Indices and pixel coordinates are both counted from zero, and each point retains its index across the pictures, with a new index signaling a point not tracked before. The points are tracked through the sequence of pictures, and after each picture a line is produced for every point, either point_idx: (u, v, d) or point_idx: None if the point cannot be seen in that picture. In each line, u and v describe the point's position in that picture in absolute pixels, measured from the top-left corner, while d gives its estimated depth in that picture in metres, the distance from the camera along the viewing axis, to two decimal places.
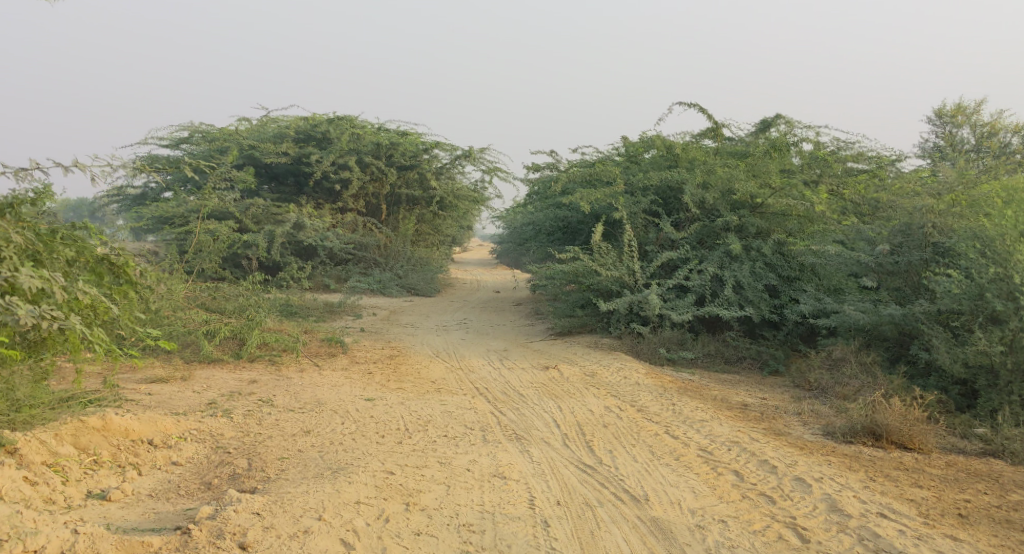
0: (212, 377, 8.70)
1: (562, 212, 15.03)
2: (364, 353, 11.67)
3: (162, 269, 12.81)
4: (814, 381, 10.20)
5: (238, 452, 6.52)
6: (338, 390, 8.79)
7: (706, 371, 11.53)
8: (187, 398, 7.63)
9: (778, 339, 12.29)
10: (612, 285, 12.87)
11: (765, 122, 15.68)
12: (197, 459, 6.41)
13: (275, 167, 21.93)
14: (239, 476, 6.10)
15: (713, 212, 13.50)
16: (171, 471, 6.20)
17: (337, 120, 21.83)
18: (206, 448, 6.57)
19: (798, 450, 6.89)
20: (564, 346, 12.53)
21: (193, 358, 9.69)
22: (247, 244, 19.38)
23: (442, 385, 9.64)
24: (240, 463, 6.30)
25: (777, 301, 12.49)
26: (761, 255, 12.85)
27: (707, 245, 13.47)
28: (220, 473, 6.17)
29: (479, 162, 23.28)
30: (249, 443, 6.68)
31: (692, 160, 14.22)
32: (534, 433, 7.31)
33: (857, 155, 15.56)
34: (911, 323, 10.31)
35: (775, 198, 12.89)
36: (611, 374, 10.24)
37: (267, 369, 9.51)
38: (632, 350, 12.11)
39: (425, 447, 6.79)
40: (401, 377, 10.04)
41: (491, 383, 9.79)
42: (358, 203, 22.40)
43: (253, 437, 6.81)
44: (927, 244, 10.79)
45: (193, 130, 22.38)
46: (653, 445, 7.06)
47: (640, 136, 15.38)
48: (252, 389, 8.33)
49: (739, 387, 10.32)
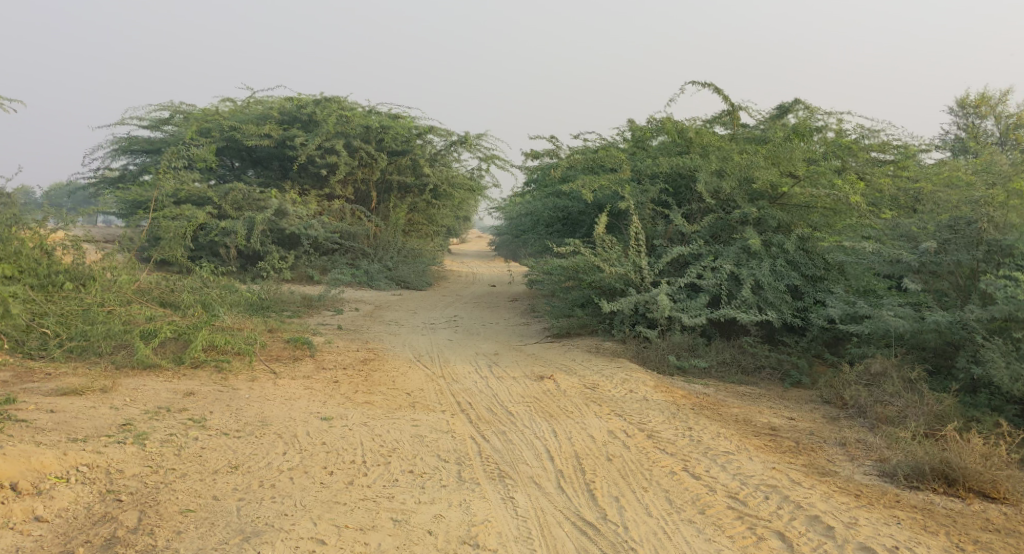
0: (140, 387, 7.26)
1: (562, 201, 13.63)
2: (336, 356, 10.26)
3: (113, 256, 11.34)
4: (849, 398, 8.79)
5: (132, 502, 5.18)
6: (292, 405, 7.40)
7: (722, 383, 10.13)
8: (95, 416, 6.19)
9: (800, 347, 10.94)
10: (616, 283, 11.46)
11: (782, 106, 14.30)
12: (71, 513, 5.05)
13: (258, 150, 20.52)
14: (114, 545, 4.80)
15: (729, 203, 12.10)
16: (29, 533, 4.85)
17: (323, 102, 20.37)
18: (91, 494, 5.20)
19: (854, 500, 5.63)
20: (561, 350, 11.15)
21: (125, 363, 8.23)
22: (224, 231, 17.92)
23: (419, 398, 8.29)
24: (126, 522, 4.99)
25: (800, 303, 11.13)
26: (783, 251, 11.44)
27: (721, 240, 12.06)
28: (94, 536, 4.86)
29: (474, 149, 21.86)
30: (151, 487, 5.34)
31: (706, 146, 12.81)
32: (520, 470, 5.95)
33: (883, 145, 14.19)
34: (959, 331, 8.95)
35: (799, 188, 11.53)
36: (614, 387, 8.85)
37: (210, 377, 8.09)
38: (638, 356, 10.70)
39: (379, 491, 5.48)
40: (372, 387, 8.66)
41: (476, 397, 8.41)
42: (346, 190, 20.96)
43: (160, 477, 5.45)
44: (980, 242, 9.37)
45: (174, 110, 20.91)
46: (670, 489, 5.74)
47: (647, 118, 13.98)
48: (186, 405, 6.92)
49: (762, 403, 8.94)
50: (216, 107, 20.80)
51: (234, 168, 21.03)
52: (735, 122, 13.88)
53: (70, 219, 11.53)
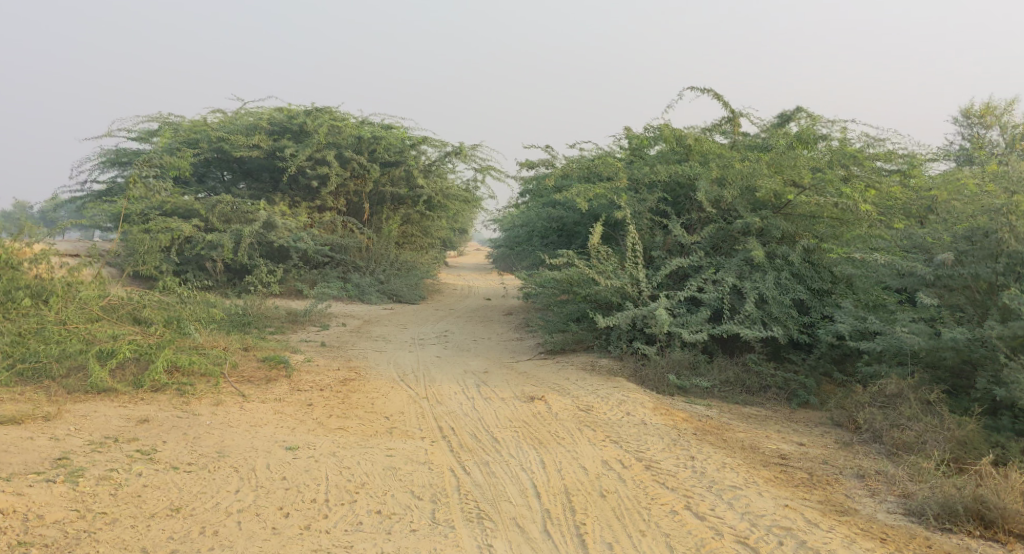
0: (89, 414, 6.68)
1: (556, 212, 13.02)
2: (314, 376, 9.62)
3: (83, 269, 10.71)
4: (862, 421, 8.13)
5: None
6: (256, 432, 6.77)
7: (725, 404, 9.50)
8: (29, 451, 5.67)
9: (807, 364, 10.29)
10: (612, 297, 10.84)
11: (783, 115, 13.74)
12: None
13: (247, 162, 19.86)
14: None
15: (730, 212, 11.47)
16: None
17: (315, 112, 19.78)
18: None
19: (880, 545, 5.19)
20: (554, 368, 10.51)
21: (77, 388, 7.63)
22: (210, 245, 17.24)
23: (398, 423, 7.65)
24: None
25: (807, 318, 10.50)
26: (788, 264, 10.82)
27: (723, 252, 11.43)
28: None
29: (469, 160, 21.25)
30: (72, 538, 4.93)
31: (705, 154, 12.22)
32: (502, 511, 5.51)
33: (890, 154, 13.14)
34: (980, 349, 8.32)
35: (804, 197, 10.90)
36: (609, 409, 8.22)
37: (170, 402, 7.48)
38: (635, 375, 10.05)
39: (337, 539, 5.09)
40: (348, 409, 8.02)
41: (460, 421, 7.78)
42: (338, 201, 20.28)
43: (83, 525, 5.04)
44: (1000, 255, 8.74)
45: (162, 121, 20.27)
46: (670, 534, 5.28)
47: (645, 126, 13.43)
48: (136, 434, 6.34)
49: (769, 427, 8.32)
50: (206, 118, 20.18)
51: (224, 180, 20.38)
52: (736, 129, 13.24)
53: (39, 231, 10.78)
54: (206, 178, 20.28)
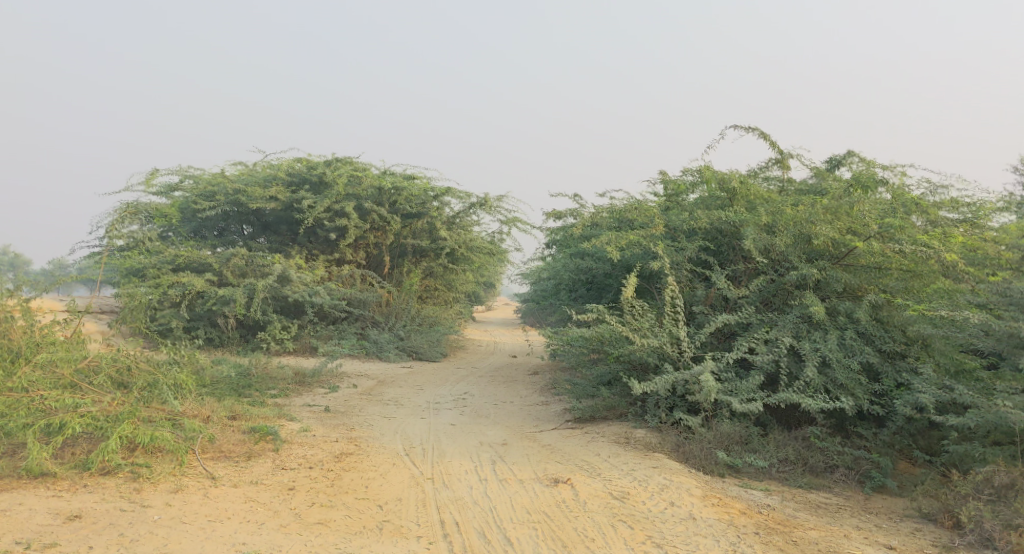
0: (10, 514, 5.72)
1: (585, 262, 11.73)
2: (307, 451, 8.32)
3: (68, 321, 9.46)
4: (968, 517, 6.64)
5: None
6: (206, 535, 5.75)
7: (787, 488, 8.07)
8: None
9: (880, 440, 8.82)
10: (648, 358, 9.50)
11: (834, 159, 12.44)
12: None
13: (265, 214, 18.78)
14: None
15: (782, 263, 10.07)
16: None
17: (335, 163, 18.80)
18: None
19: None
20: (584, 440, 9.11)
21: (11, 472, 6.48)
22: (222, 300, 16.02)
23: (393, 513, 6.40)
24: None
25: (878, 385, 9.03)
26: (852, 322, 9.40)
27: (775, 307, 10.02)
28: None
29: (495, 211, 20.12)
30: None
31: (751, 199, 10.94)
32: None
33: (955, 202, 11.65)
34: None
35: (869, 246, 9.50)
36: (649, 497, 6.84)
37: (118, 490, 6.29)
38: (677, 450, 8.63)
39: None
40: (335, 495, 6.72)
41: (472, 513, 6.48)
42: (358, 254, 19.06)
43: None
44: None
45: (183, 174, 19.22)
46: None
47: (680, 171, 12.20)
48: (57, 536, 5.54)
49: (846, 521, 6.90)
50: (224, 171, 19.14)
51: (243, 235, 19.22)
52: (786, 173, 11.89)
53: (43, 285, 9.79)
54: (226, 232, 19.17)
